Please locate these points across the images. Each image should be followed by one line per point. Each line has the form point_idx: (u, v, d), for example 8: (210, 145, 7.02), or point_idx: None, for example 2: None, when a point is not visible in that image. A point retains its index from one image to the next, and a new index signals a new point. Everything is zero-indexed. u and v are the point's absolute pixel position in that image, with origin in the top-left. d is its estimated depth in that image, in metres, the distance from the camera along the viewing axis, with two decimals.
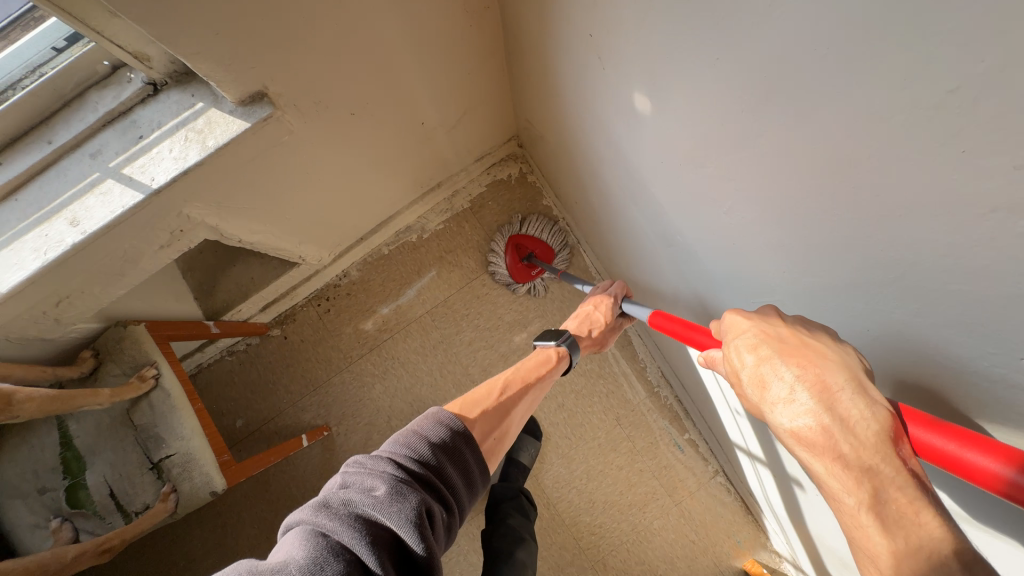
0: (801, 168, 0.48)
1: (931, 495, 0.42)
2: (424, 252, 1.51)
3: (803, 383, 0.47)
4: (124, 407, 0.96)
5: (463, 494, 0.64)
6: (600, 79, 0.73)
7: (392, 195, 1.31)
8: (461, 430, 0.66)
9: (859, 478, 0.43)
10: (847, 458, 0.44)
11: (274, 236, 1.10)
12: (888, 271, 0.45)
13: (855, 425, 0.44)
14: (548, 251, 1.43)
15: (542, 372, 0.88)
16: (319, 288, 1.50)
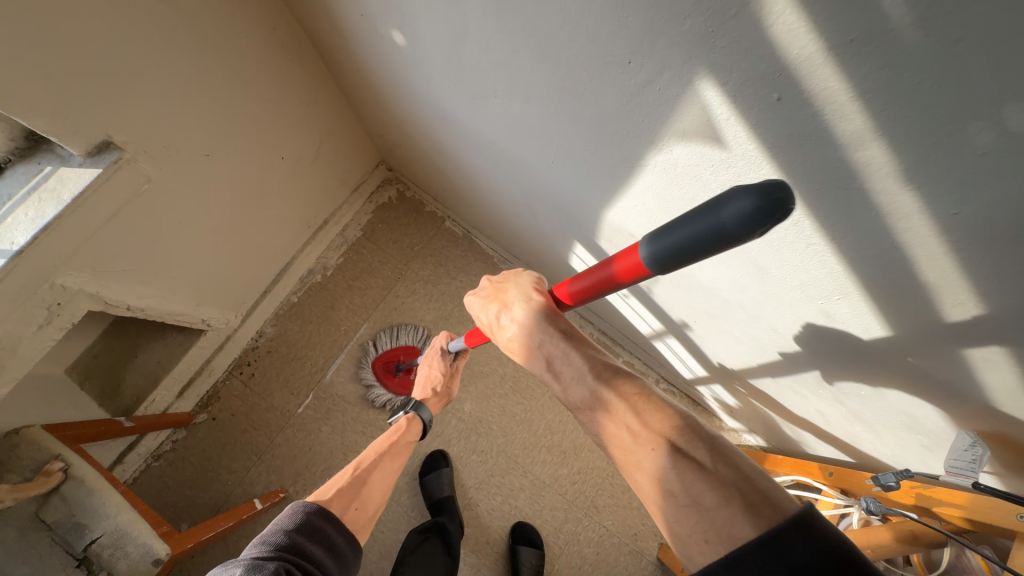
0: (497, 45, 0.60)
1: (559, 359, 0.71)
2: (333, 287, 1.57)
3: (501, 313, 0.76)
4: (32, 512, 0.88)
5: (331, 564, 0.74)
6: (382, 53, 0.85)
7: (280, 239, 1.40)
8: (316, 509, 0.78)
9: (537, 358, 0.73)
10: (533, 347, 0.73)
11: (167, 298, 1.13)
12: (577, 98, 0.58)
13: (524, 325, 0.73)
14: (413, 352, 1.49)
15: (395, 438, 1.02)
16: (237, 356, 1.48)
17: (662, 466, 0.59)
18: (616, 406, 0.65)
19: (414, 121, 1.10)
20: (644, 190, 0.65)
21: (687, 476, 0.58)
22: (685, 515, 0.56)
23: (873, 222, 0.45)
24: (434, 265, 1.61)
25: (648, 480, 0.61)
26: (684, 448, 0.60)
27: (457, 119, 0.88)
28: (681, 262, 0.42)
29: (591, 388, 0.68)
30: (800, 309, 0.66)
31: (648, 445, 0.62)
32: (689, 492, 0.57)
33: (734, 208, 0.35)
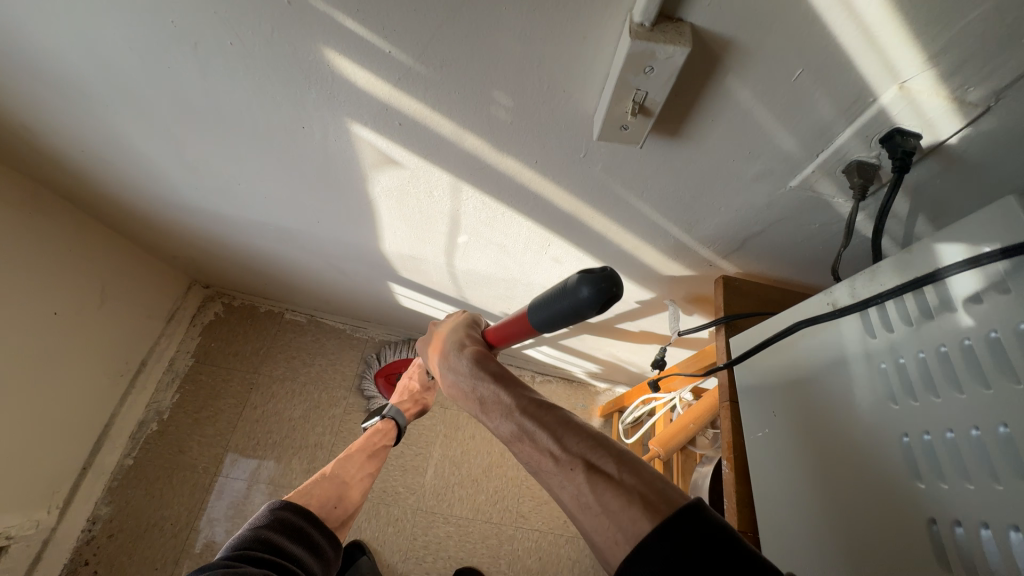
0: (210, 144, 0.69)
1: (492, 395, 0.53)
2: (176, 428, 1.42)
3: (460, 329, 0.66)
4: None
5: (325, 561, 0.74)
6: (124, 178, 0.88)
7: (85, 403, 1.23)
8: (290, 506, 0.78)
9: (473, 398, 0.55)
10: (465, 390, 0.57)
11: None
12: (297, 163, 0.69)
13: (459, 351, 0.61)
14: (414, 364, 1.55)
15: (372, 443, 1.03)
16: (67, 561, 1.22)
17: (570, 500, 0.43)
18: (538, 433, 0.47)
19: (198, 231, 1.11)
20: (390, 216, 0.79)
21: (603, 495, 0.41)
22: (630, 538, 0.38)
23: (513, 184, 0.63)
24: (286, 361, 1.56)
25: (572, 508, 0.43)
26: (600, 465, 0.43)
27: (226, 214, 0.94)
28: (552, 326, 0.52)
29: (514, 428, 0.49)
30: (543, 264, 0.84)
31: (565, 466, 0.44)
32: (602, 502, 0.40)
33: (578, 294, 0.45)
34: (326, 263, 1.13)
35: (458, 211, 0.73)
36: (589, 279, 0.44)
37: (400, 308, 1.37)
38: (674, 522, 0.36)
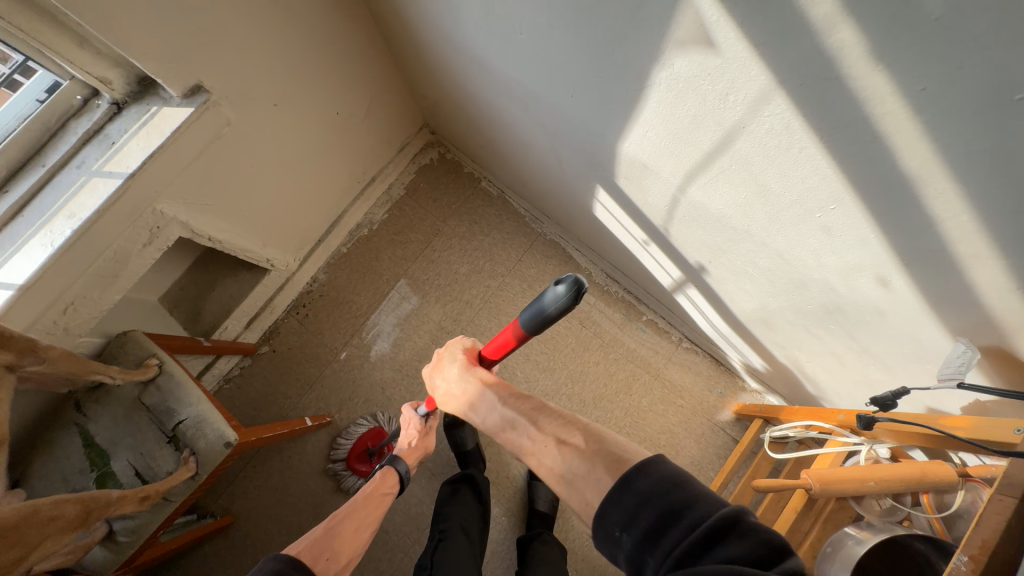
0: None
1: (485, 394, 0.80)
2: (378, 240, 1.72)
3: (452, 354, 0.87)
4: (138, 395, 1.09)
5: None
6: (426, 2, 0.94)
7: (333, 193, 1.56)
8: (284, 559, 0.79)
9: (480, 392, 0.81)
10: (461, 392, 0.84)
11: (240, 235, 1.32)
12: (592, 18, 0.64)
13: (470, 370, 0.84)
14: (380, 434, 1.51)
15: (371, 488, 1.09)
16: (294, 298, 1.66)
17: (553, 448, 0.71)
18: (545, 424, 0.75)
19: (452, 76, 1.18)
20: (654, 111, 0.70)
21: (568, 457, 0.68)
22: (562, 464, 0.67)
23: (853, 111, 0.48)
24: (468, 223, 1.72)
25: (550, 475, 0.69)
26: (566, 438, 0.71)
27: (489, 62, 0.96)
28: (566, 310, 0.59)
29: (517, 415, 0.77)
30: (801, 227, 0.68)
31: (545, 440, 0.72)
32: (572, 469, 0.67)
33: (557, 293, 0.59)
34: (546, 146, 1.13)
35: (741, 128, 0.61)
36: (559, 291, 0.58)
37: (587, 216, 1.33)
38: (632, 480, 0.58)
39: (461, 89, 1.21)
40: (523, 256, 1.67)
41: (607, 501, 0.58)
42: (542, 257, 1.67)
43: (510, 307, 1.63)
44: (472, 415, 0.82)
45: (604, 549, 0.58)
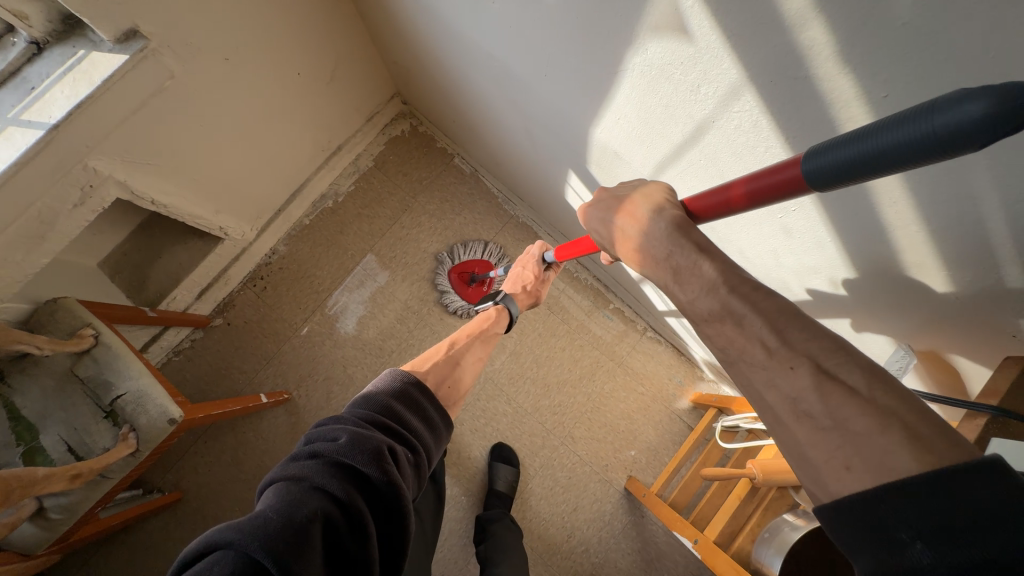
0: None
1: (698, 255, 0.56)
2: (343, 213, 1.64)
3: (646, 204, 0.61)
4: (72, 367, 1.02)
5: (426, 437, 0.77)
6: None
7: (294, 160, 1.47)
8: (412, 381, 0.79)
9: (661, 262, 0.58)
10: (654, 257, 0.59)
11: (189, 199, 1.23)
12: None
13: (652, 225, 0.59)
14: (487, 266, 1.58)
15: (485, 326, 1.06)
16: (251, 270, 1.58)
17: (798, 392, 0.48)
18: (749, 320, 0.52)
19: (424, 43, 1.12)
20: (626, 97, 0.68)
21: (786, 387, 0.49)
22: (830, 413, 0.46)
23: (817, 115, 0.47)
24: (440, 200, 1.66)
25: (776, 405, 0.50)
26: (830, 367, 0.48)
27: (462, 31, 0.91)
28: (844, 176, 0.41)
29: (752, 313, 0.52)
30: (762, 227, 0.69)
31: (787, 363, 0.49)
32: (835, 416, 0.46)
33: (957, 113, 0.32)
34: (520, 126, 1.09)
35: (710, 123, 0.59)
36: (980, 103, 0.31)
37: (559, 201, 1.31)
38: (979, 470, 0.38)
39: (434, 59, 1.15)
40: (494, 238, 1.64)
41: (908, 484, 0.40)
42: (514, 240, 1.65)
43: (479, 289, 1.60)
44: (675, 286, 0.57)
45: (849, 536, 0.43)
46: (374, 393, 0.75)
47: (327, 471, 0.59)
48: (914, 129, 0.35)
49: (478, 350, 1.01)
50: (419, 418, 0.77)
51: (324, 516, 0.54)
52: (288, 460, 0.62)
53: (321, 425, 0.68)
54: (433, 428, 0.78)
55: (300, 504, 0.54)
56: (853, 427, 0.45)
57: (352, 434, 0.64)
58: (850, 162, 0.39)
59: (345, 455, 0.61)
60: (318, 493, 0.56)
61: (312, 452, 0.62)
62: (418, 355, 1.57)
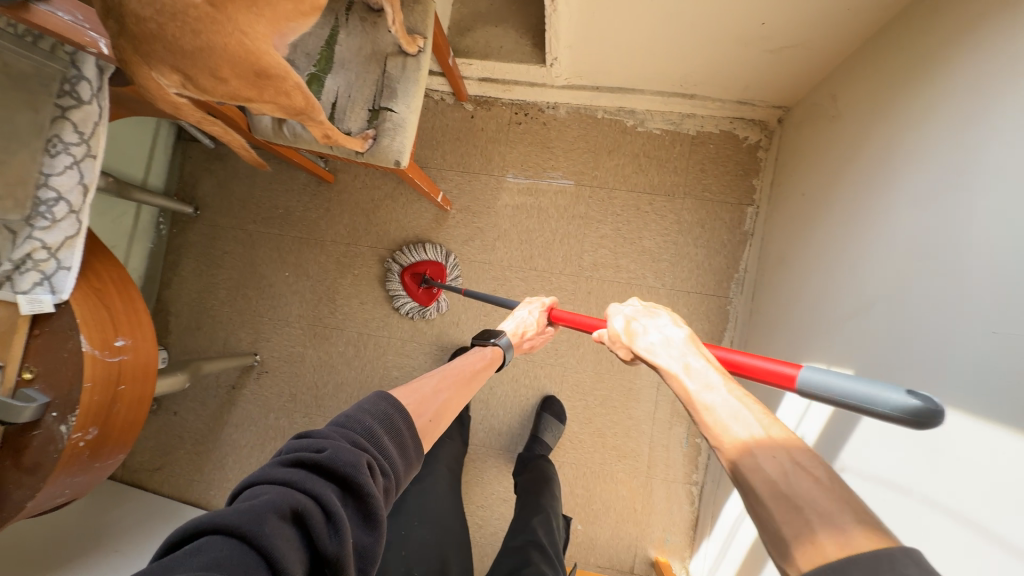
0: None
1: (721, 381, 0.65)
2: (628, 140, 1.52)
3: (664, 311, 0.81)
4: (388, 54, 1.06)
5: (398, 460, 0.67)
6: (977, 115, 0.74)
7: (655, 72, 1.33)
8: (390, 399, 0.73)
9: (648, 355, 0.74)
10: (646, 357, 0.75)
11: (570, 17, 1.15)
12: None
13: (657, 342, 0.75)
14: (440, 272, 1.51)
15: (475, 366, 1.00)
16: (526, 101, 1.56)
17: (770, 469, 0.50)
18: (771, 427, 0.55)
19: (876, 162, 0.97)
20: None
21: (774, 443, 0.52)
22: (737, 447, 0.54)
23: None
24: (701, 218, 1.48)
25: (759, 487, 0.49)
26: (806, 463, 0.49)
27: (937, 220, 0.79)
28: (819, 395, 0.60)
29: (718, 400, 0.61)
30: None
31: (768, 451, 0.52)
32: (791, 486, 0.48)
33: (890, 406, 0.53)
34: (853, 304, 0.96)
35: None
36: (905, 404, 0.52)
37: None
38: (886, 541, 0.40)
39: (864, 176, 1.00)
40: (695, 293, 1.48)
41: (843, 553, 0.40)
42: (703, 311, 1.47)
43: (635, 309, 1.50)
44: (694, 396, 0.63)
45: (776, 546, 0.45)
46: (359, 407, 0.69)
47: (304, 480, 0.56)
48: (857, 388, 0.56)
49: (473, 356, 1.05)
50: (404, 434, 0.70)
51: (296, 524, 0.52)
52: (277, 457, 0.60)
53: (308, 434, 0.64)
54: (407, 454, 0.70)
55: (276, 508, 0.51)
56: (798, 491, 0.47)
57: (338, 447, 0.60)
58: (822, 392, 0.60)
59: (325, 468, 0.58)
60: (295, 496, 0.53)
61: (291, 458, 0.59)
62: (546, 292, 1.53)
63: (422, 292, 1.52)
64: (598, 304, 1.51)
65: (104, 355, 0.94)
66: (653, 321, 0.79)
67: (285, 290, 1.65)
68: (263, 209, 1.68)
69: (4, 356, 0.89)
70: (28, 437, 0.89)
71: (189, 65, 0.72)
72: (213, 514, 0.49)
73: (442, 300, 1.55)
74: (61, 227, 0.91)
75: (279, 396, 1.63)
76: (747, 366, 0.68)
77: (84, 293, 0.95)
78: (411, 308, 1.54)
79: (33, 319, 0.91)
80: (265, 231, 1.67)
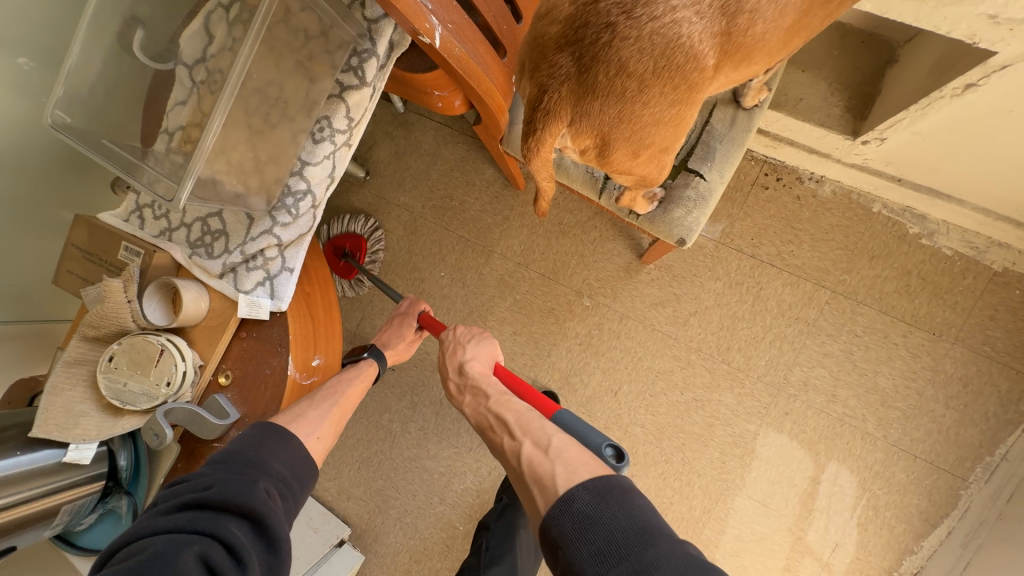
0: None
1: (502, 428, 0.77)
2: (903, 250, 1.20)
3: (480, 335, 1.00)
4: (717, 101, 0.81)
5: (298, 488, 0.68)
6: None
7: (1009, 192, 0.99)
8: (269, 421, 0.72)
9: (462, 389, 0.91)
10: (460, 386, 0.92)
11: (962, 109, 0.83)
12: None
13: (463, 368, 0.93)
14: (360, 244, 1.49)
15: (346, 374, 0.90)
16: (784, 164, 1.26)
17: (517, 463, 0.70)
18: (507, 423, 0.77)
19: None
20: None
21: (540, 432, 0.72)
22: (517, 459, 0.71)
23: None
24: (966, 375, 1.17)
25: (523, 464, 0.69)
26: (529, 444, 0.71)
27: None
28: (558, 422, 0.76)
29: (516, 417, 0.77)
30: None
31: (516, 442, 0.73)
32: (533, 467, 0.66)
33: (602, 448, 0.70)
34: None
35: None
36: (599, 448, 0.70)
37: None
38: (577, 497, 0.58)
39: None
40: (924, 461, 1.19)
41: (580, 499, 0.58)
42: (929, 486, 1.18)
43: (835, 450, 1.24)
44: (501, 412, 0.80)
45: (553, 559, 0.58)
46: (239, 440, 0.68)
47: (194, 521, 0.56)
48: (579, 426, 0.74)
49: (360, 376, 0.91)
50: (296, 449, 0.70)
51: (202, 567, 0.52)
52: (157, 512, 0.58)
53: (187, 477, 0.62)
54: (304, 476, 0.70)
55: (172, 556, 0.51)
56: (537, 472, 0.65)
57: (227, 480, 0.60)
58: (564, 427, 0.76)
59: (215, 504, 0.58)
60: (194, 540, 0.54)
61: (175, 503, 0.58)
62: (732, 394, 1.29)
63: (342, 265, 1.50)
64: (793, 430, 1.26)
65: (301, 379, 0.80)
66: (477, 342, 0.98)
67: (435, 290, 1.50)
68: (435, 196, 1.51)
69: (205, 352, 0.77)
70: (207, 448, 0.76)
71: (621, 132, 0.62)
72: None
73: (360, 279, 1.51)
74: (298, 224, 0.76)
75: (398, 399, 1.51)
76: (532, 394, 0.85)
77: (297, 302, 0.81)
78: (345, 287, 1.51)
79: (242, 319, 0.78)
80: (431, 220, 1.51)
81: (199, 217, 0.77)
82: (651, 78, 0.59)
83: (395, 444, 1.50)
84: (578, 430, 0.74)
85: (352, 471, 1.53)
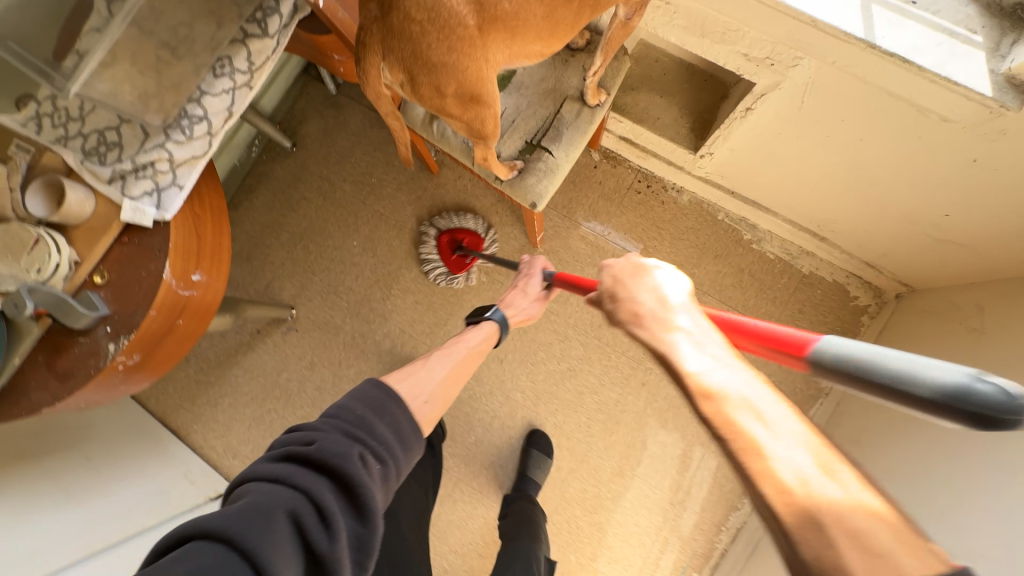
0: None
1: (779, 482, 0.36)
2: (738, 251, 1.47)
3: (640, 257, 0.62)
4: (567, 96, 1.02)
5: (398, 448, 0.67)
6: None
7: (801, 204, 1.27)
8: (386, 388, 0.71)
9: (630, 323, 0.56)
10: (650, 330, 0.53)
11: (749, 129, 1.10)
12: None
13: (637, 304, 0.56)
14: (477, 241, 1.51)
15: (467, 339, 1.01)
16: (652, 173, 1.52)
17: (852, 570, 0.34)
18: (771, 479, 0.36)
19: None
20: None
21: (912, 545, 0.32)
22: (835, 517, 0.33)
23: None
24: None
25: None
26: (890, 567, 0.32)
27: None
28: (845, 381, 0.40)
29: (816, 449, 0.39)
30: None
31: (875, 552, 0.32)
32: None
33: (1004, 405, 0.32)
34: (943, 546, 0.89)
35: None
36: (950, 382, 0.33)
37: None
38: None
39: None
40: None
41: None
42: None
43: (679, 418, 1.44)
44: (776, 467, 0.36)
45: None
46: (351, 396, 0.69)
47: (294, 473, 0.58)
48: (905, 360, 0.37)
49: (481, 337, 1.02)
50: (401, 415, 0.69)
51: (293, 520, 0.54)
52: (263, 459, 0.61)
53: (301, 426, 0.65)
54: (407, 440, 0.69)
55: (269, 506, 0.53)
56: None
57: (328, 438, 0.61)
58: (858, 371, 0.39)
59: (316, 463, 0.59)
60: (287, 497, 0.55)
61: (281, 452, 0.61)
62: (600, 366, 1.47)
63: (455, 258, 1.51)
64: (648, 399, 1.45)
65: (177, 287, 0.88)
66: (656, 281, 0.57)
67: (346, 257, 1.60)
68: (357, 171, 1.64)
69: (83, 252, 0.83)
70: (71, 342, 0.83)
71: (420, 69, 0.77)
72: (206, 520, 0.52)
73: (473, 271, 1.52)
74: (192, 145, 0.86)
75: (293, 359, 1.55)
76: (768, 328, 0.51)
77: (184, 216, 0.89)
78: (439, 274, 1.52)
79: (126, 224, 0.85)
80: (351, 193, 1.63)
81: (97, 128, 0.85)
82: (424, 30, 0.75)
83: (291, 403, 1.54)
84: (902, 364, 0.36)
85: (242, 427, 1.54)
